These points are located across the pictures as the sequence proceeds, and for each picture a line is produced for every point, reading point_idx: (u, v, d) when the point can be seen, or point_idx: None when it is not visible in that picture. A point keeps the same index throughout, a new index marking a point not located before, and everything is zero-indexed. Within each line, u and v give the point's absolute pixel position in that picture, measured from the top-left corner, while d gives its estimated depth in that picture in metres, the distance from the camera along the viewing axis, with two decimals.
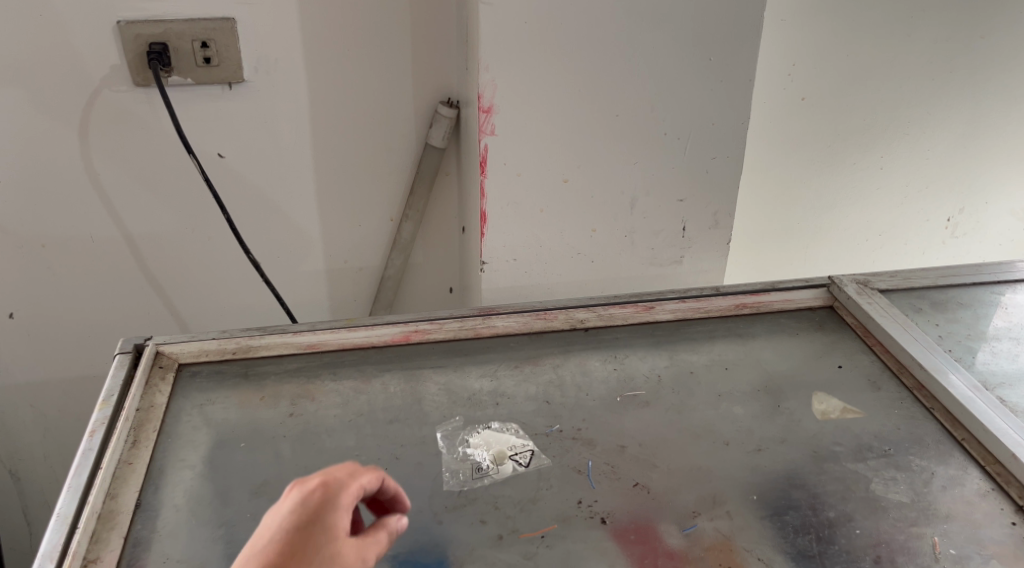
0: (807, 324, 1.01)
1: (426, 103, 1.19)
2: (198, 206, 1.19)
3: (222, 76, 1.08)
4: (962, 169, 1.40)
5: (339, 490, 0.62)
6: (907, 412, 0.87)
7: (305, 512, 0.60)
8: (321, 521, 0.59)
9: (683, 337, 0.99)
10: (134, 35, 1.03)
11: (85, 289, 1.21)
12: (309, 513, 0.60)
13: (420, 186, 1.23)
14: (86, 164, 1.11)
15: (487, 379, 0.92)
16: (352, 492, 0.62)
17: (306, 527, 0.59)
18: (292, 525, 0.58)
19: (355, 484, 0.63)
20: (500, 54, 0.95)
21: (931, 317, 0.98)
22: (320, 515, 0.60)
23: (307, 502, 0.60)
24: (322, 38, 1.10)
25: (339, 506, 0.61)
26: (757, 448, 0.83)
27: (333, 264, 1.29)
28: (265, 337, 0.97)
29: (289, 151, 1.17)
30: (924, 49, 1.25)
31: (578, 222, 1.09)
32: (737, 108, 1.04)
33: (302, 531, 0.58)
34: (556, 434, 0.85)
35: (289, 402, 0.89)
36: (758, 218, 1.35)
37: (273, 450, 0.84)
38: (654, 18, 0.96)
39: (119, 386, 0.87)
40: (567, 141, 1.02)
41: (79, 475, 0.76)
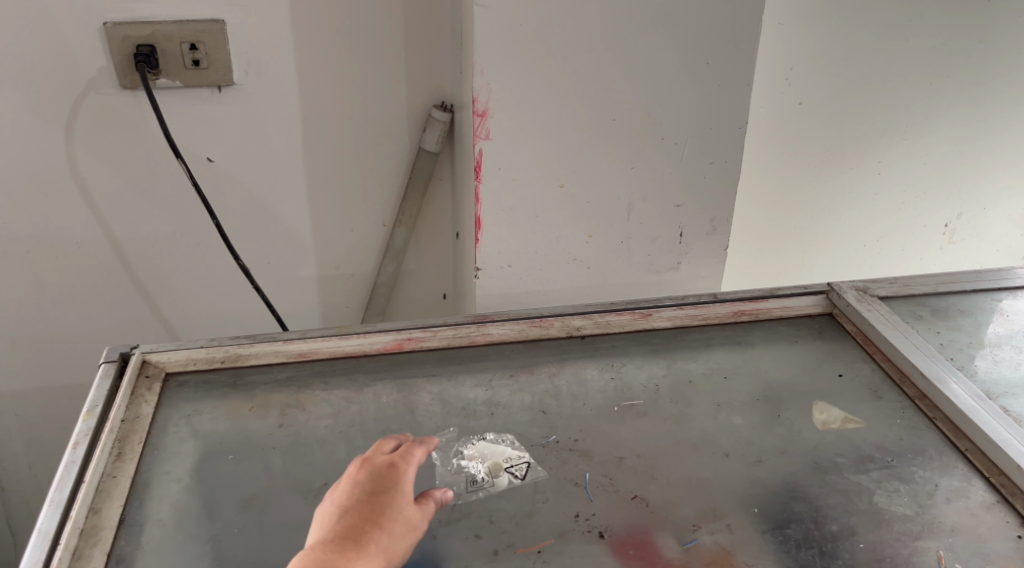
0: (806, 332, 0.99)
1: (420, 106, 1.17)
2: (187, 212, 1.17)
3: (211, 80, 1.06)
4: (960, 175, 1.39)
5: (408, 454, 0.74)
6: (909, 422, 0.85)
7: (375, 477, 0.70)
8: (391, 483, 0.70)
9: (681, 345, 0.97)
10: (121, 37, 1.01)
11: (71, 295, 1.19)
12: (379, 475, 0.70)
13: (414, 191, 1.21)
14: (72, 168, 1.09)
15: (482, 389, 0.90)
16: (416, 459, 0.74)
17: (379, 488, 0.69)
18: (369, 483, 0.69)
19: (412, 454, 0.74)
20: (495, 57, 0.93)
21: (932, 325, 0.97)
22: (388, 479, 0.70)
23: (376, 469, 0.71)
24: (314, 41, 1.09)
25: (408, 467, 0.72)
26: (757, 459, 0.81)
27: (325, 270, 1.27)
28: (255, 345, 0.94)
29: (280, 155, 1.15)
30: (922, 53, 1.24)
31: (573, 228, 1.07)
32: (735, 113, 1.03)
33: (375, 492, 0.69)
34: (553, 445, 0.83)
35: (279, 412, 0.87)
36: (755, 224, 1.34)
37: (263, 462, 0.81)
38: (651, 22, 0.95)
39: (104, 396, 0.85)
40: (563, 146, 1.01)
41: (61, 489, 0.74)
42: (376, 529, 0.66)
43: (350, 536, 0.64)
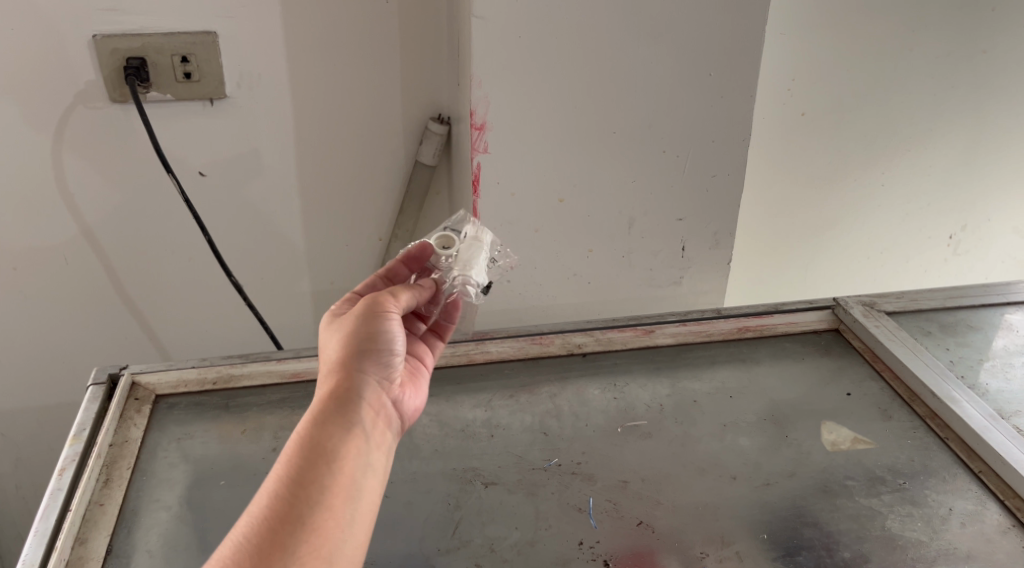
0: (812, 349, 0.97)
1: (416, 119, 1.15)
2: (178, 227, 1.14)
3: (203, 92, 1.04)
4: (965, 185, 1.38)
5: (396, 291, 0.71)
6: (920, 443, 0.83)
7: (355, 325, 0.67)
8: (374, 334, 0.67)
9: (685, 363, 0.95)
10: (111, 49, 0.98)
11: (59, 314, 1.16)
12: (358, 322, 0.67)
13: (410, 204, 1.18)
14: (60, 184, 1.07)
15: (481, 410, 0.88)
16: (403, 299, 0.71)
17: (361, 342, 0.67)
18: (350, 336, 0.67)
19: (395, 292, 0.71)
20: (493, 70, 0.91)
21: (941, 342, 0.95)
22: (366, 325, 0.67)
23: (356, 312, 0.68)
24: (308, 53, 1.06)
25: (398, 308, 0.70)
26: (765, 482, 0.79)
27: (319, 285, 1.25)
28: (247, 365, 0.92)
29: (274, 169, 1.13)
30: (927, 63, 1.22)
31: (573, 243, 1.05)
32: (739, 125, 1.01)
33: (363, 350, 0.67)
34: (555, 469, 0.81)
35: (272, 436, 0.85)
36: (756, 236, 1.32)
37: (257, 487, 0.79)
38: (653, 33, 0.93)
39: (91, 420, 0.83)
40: (562, 160, 0.99)
41: (46, 518, 0.72)
42: (355, 404, 0.64)
43: (325, 409, 0.63)
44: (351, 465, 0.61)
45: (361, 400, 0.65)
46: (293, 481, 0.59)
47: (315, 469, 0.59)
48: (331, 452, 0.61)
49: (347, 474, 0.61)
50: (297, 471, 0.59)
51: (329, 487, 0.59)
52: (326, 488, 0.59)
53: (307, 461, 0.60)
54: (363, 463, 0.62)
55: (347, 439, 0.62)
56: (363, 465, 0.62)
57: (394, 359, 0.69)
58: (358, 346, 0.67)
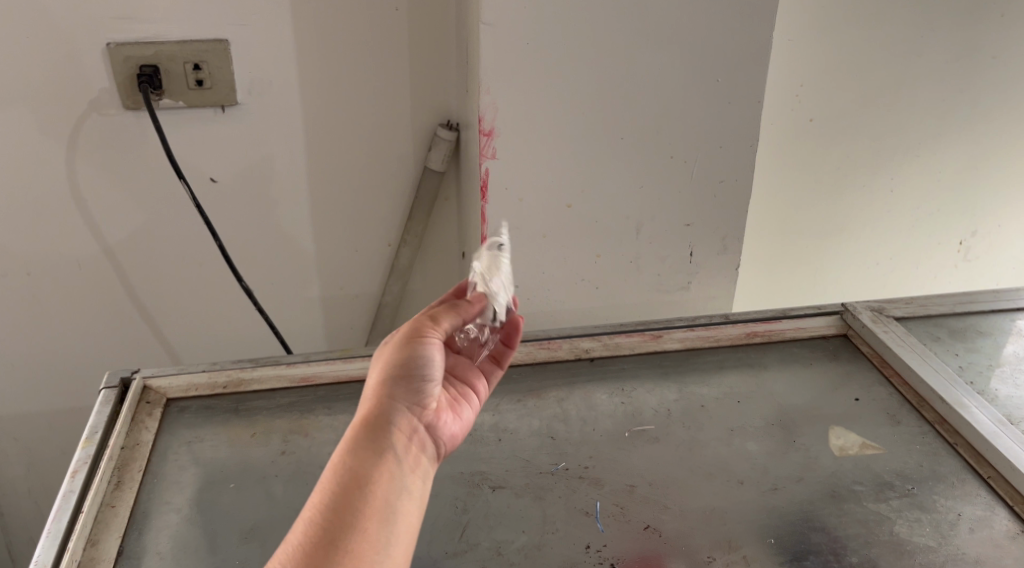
0: (820, 354, 0.97)
1: (426, 126, 1.16)
2: (190, 232, 1.16)
3: (214, 99, 1.05)
4: (975, 191, 1.37)
5: (436, 316, 0.68)
6: (929, 448, 0.83)
7: (389, 351, 0.65)
8: (409, 358, 0.64)
9: (692, 368, 0.95)
10: (124, 57, 1.00)
11: (71, 318, 1.17)
12: (392, 348, 0.65)
13: (419, 210, 1.19)
14: (74, 190, 1.08)
15: (489, 414, 0.88)
16: (443, 324, 0.68)
17: (394, 366, 0.64)
18: (383, 361, 0.64)
19: (433, 317, 0.68)
20: (502, 76, 0.92)
21: (950, 347, 0.95)
22: (399, 349, 0.65)
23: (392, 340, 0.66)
24: (319, 60, 1.07)
25: (435, 331, 0.67)
26: (772, 487, 0.79)
27: (329, 291, 1.26)
28: (257, 370, 0.92)
29: (284, 175, 1.14)
30: (936, 68, 1.22)
31: (581, 249, 1.05)
32: (746, 130, 1.01)
33: (396, 374, 0.64)
34: (562, 473, 0.81)
35: (282, 439, 0.85)
36: (765, 242, 1.32)
37: (266, 490, 0.79)
38: (660, 40, 0.93)
39: (103, 423, 0.83)
40: (570, 166, 0.99)
41: (59, 519, 0.72)
42: (389, 429, 0.61)
43: (356, 435, 0.60)
44: (384, 487, 0.58)
45: (395, 425, 0.62)
46: (323, 509, 0.56)
47: (346, 497, 0.56)
48: (362, 478, 0.57)
49: (381, 497, 0.57)
50: (328, 497, 0.56)
51: (360, 512, 0.56)
52: (357, 510, 0.56)
53: (336, 486, 0.57)
54: (398, 485, 0.59)
55: (379, 464, 0.59)
56: (397, 487, 0.58)
57: (430, 382, 0.65)
58: (392, 371, 0.64)
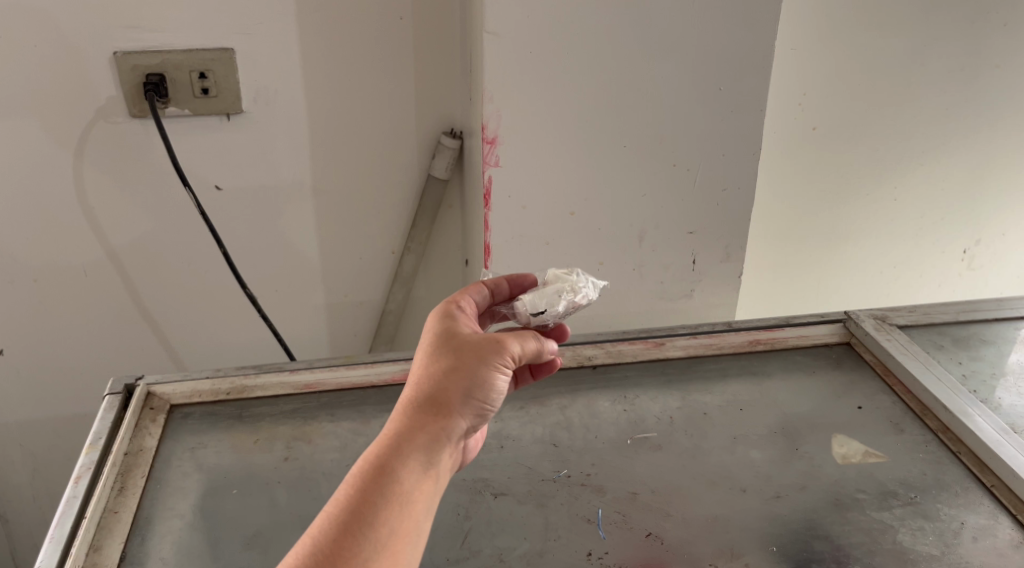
0: (823, 362, 0.97)
1: (430, 134, 1.17)
2: (194, 240, 1.16)
3: (220, 108, 1.06)
4: (979, 200, 1.37)
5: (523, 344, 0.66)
6: (932, 457, 0.83)
7: (472, 364, 0.63)
8: (478, 376, 0.62)
9: (695, 376, 0.95)
10: (130, 66, 1.00)
11: (76, 325, 1.18)
12: (476, 364, 0.63)
13: (423, 218, 1.20)
14: (80, 198, 1.09)
15: (492, 421, 0.88)
16: (524, 352, 0.66)
17: (469, 386, 0.62)
18: (463, 372, 0.62)
19: (521, 342, 0.66)
20: (505, 85, 0.92)
21: (954, 356, 0.95)
22: (483, 370, 0.63)
23: (479, 349, 0.63)
24: (324, 69, 1.08)
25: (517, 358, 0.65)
26: (775, 495, 0.79)
27: (333, 298, 1.26)
28: (260, 376, 0.93)
29: (289, 183, 1.15)
30: (939, 78, 1.23)
31: (584, 257, 1.05)
32: (749, 139, 1.02)
33: (462, 388, 0.62)
34: (564, 480, 0.81)
35: (285, 445, 0.86)
36: (769, 250, 1.32)
37: (269, 496, 0.80)
38: (663, 49, 0.94)
39: (107, 429, 0.84)
40: (573, 174, 1.00)
41: (61, 525, 0.73)
42: (442, 449, 0.61)
43: (414, 447, 0.59)
44: (420, 511, 0.58)
45: (448, 444, 0.61)
46: (363, 518, 0.56)
47: (387, 512, 0.56)
48: (407, 497, 0.58)
49: (415, 519, 0.58)
50: (366, 507, 0.56)
51: (393, 531, 0.56)
52: (391, 530, 0.56)
53: (377, 499, 0.56)
54: (429, 508, 0.59)
55: (425, 486, 0.59)
56: (428, 510, 0.59)
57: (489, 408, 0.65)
58: (466, 388, 0.62)
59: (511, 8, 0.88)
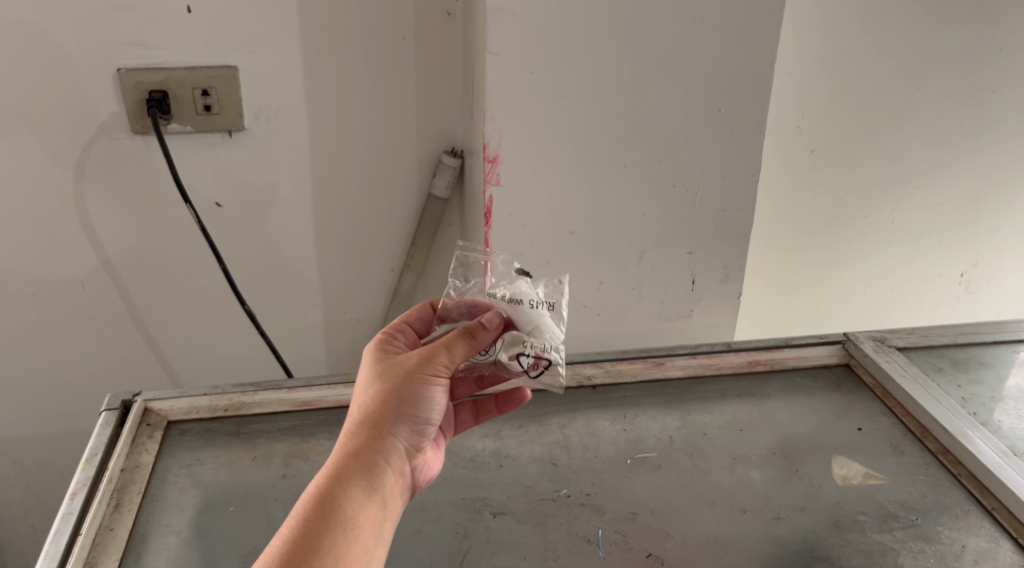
0: (823, 383, 0.97)
1: (430, 153, 1.17)
2: (194, 256, 1.16)
3: (222, 124, 1.06)
4: (975, 224, 1.38)
5: (451, 347, 0.68)
6: (932, 479, 0.82)
7: (399, 382, 0.66)
8: (415, 397, 0.66)
9: (695, 396, 0.95)
10: (134, 82, 1.01)
11: (73, 340, 1.18)
12: (405, 381, 0.66)
13: (423, 236, 1.20)
14: (80, 213, 1.09)
15: (491, 440, 0.88)
16: (456, 356, 0.68)
17: (399, 404, 0.66)
18: (391, 391, 0.66)
19: (452, 349, 0.68)
20: (507, 105, 0.93)
21: (953, 378, 0.95)
22: (415, 390, 0.66)
23: (404, 364, 0.67)
24: (326, 86, 1.09)
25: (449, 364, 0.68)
26: (776, 516, 0.79)
27: (332, 315, 1.26)
28: (258, 393, 0.92)
29: (290, 200, 1.15)
30: (935, 103, 1.24)
31: (584, 276, 1.06)
32: (749, 161, 1.02)
33: (398, 411, 0.65)
34: (564, 500, 0.80)
35: (282, 463, 0.85)
36: (767, 272, 1.33)
37: (266, 513, 0.79)
38: (664, 70, 0.95)
39: (104, 445, 0.83)
40: (573, 194, 1.00)
41: (57, 542, 0.72)
42: (381, 470, 0.63)
43: (351, 470, 0.62)
44: (367, 533, 0.60)
45: (386, 464, 0.64)
46: (310, 543, 0.57)
47: (332, 536, 0.58)
48: (349, 519, 0.60)
49: (363, 542, 0.60)
50: (314, 532, 0.58)
51: (343, 554, 0.58)
52: (340, 553, 0.58)
53: (324, 523, 0.59)
54: (377, 530, 0.62)
55: (367, 506, 0.61)
56: (377, 533, 0.61)
57: (427, 424, 0.68)
58: (396, 404, 0.65)
59: (514, 29, 0.89)
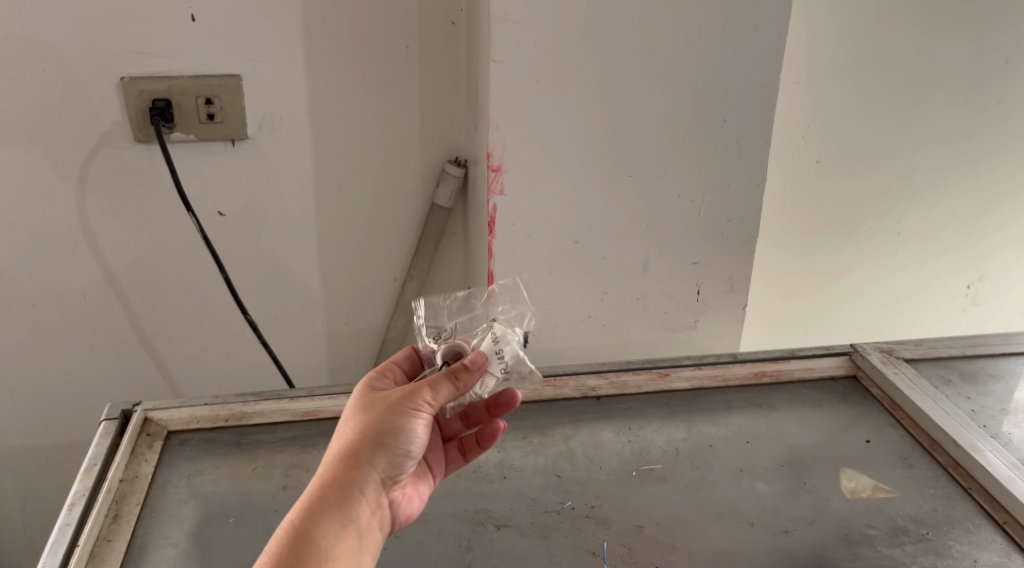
0: (830, 395, 0.96)
1: (433, 163, 1.17)
2: (195, 265, 1.15)
3: (225, 133, 1.06)
4: (981, 235, 1.38)
5: (437, 384, 0.67)
6: (943, 492, 0.81)
7: (382, 414, 0.66)
8: (396, 429, 0.65)
9: (700, 408, 0.94)
10: (137, 91, 1.01)
11: (73, 350, 1.17)
12: (386, 414, 0.66)
13: (426, 246, 1.19)
14: (81, 221, 1.08)
15: (494, 451, 0.87)
16: (439, 393, 0.67)
17: (377, 436, 0.65)
18: (372, 424, 0.65)
19: (436, 388, 0.67)
20: (511, 114, 0.93)
21: (962, 390, 0.94)
22: (397, 424, 0.65)
23: (388, 399, 0.66)
24: (329, 95, 1.08)
25: (432, 400, 0.67)
26: (783, 529, 0.77)
27: (334, 325, 1.25)
28: (259, 403, 0.91)
29: (292, 209, 1.15)
30: (940, 114, 1.24)
31: (588, 286, 1.05)
32: (754, 170, 1.02)
33: (379, 443, 0.65)
34: (568, 512, 0.79)
35: (283, 474, 0.84)
36: (771, 283, 1.32)
37: (267, 524, 0.78)
38: (669, 79, 0.94)
39: (103, 455, 0.82)
40: (578, 203, 1.00)
41: (54, 553, 0.71)
42: (355, 502, 0.63)
43: (323, 502, 0.62)
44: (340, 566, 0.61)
45: (361, 496, 0.64)
46: None
47: None
48: (322, 551, 0.60)
49: None
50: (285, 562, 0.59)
51: None
52: None
53: (296, 553, 0.59)
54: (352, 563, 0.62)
55: (341, 538, 0.61)
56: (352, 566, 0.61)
57: (408, 456, 0.67)
58: (376, 438, 0.65)
59: (519, 37, 0.89)
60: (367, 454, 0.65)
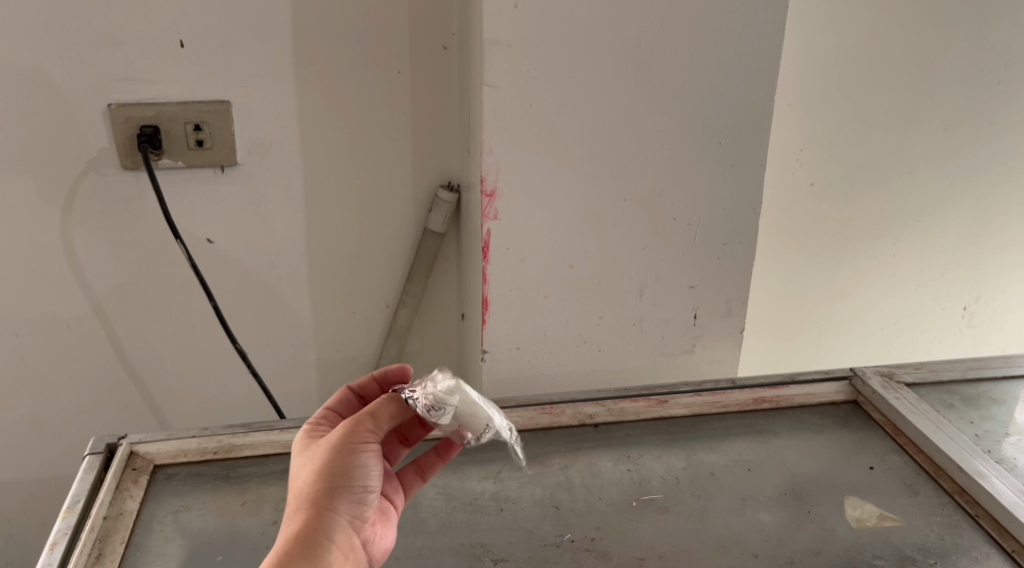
0: (830, 420, 0.94)
1: (426, 189, 1.16)
2: (183, 293, 1.13)
3: (215, 159, 1.04)
4: (976, 256, 1.37)
5: (375, 417, 0.66)
6: (949, 520, 0.80)
7: (329, 458, 0.63)
8: (347, 469, 0.63)
9: (701, 435, 0.92)
10: (125, 117, 0.99)
11: (58, 380, 1.14)
12: (334, 455, 0.63)
13: (417, 271, 1.18)
14: (67, 249, 1.06)
15: (490, 482, 0.84)
16: (378, 423, 0.66)
17: (331, 480, 0.63)
18: (320, 469, 0.63)
19: (375, 418, 0.66)
20: (505, 138, 0.92)
21: (964, 415, 0.93)
22: (348, 464, 0.63)
23: (332, 439, 0.64)
24: (320, 120, 1.07)
25: (373, 432, 0.65)
26: (788, 561, 0.75)
27: (325, 352, 1.23)
28: (249, 435, 0.89)
29: (282, 236, 1.13)
30: (932, 136, 1.24)
31: (584, 311, 1.04)
32: (750, 193, 1.01)
33: (334, 488, 0.63)
34: (567, 545, 0.77)
35: (273, 508, 0.81)
36: (766, 307, 1.31)
37: (255, 561, 0.75)
38: (663, 103, 0.94)
39: (87, 491, 0.79)
40: (572, 228, 0.98)
41: None
42: (325, 550, 0.61)
43: (291, 558, 0.60)
44: None
45: (330, 543, 0.62)
46: None
47: None
48: None
49: None
50: None
51: None
52: None
53: None
54: None
55: None
56: None
57: (368, 492, 0.65)
58: (330, 481, 0.63)
59: (512, 61, 0.88)
60: (322, 500, 0.62)
